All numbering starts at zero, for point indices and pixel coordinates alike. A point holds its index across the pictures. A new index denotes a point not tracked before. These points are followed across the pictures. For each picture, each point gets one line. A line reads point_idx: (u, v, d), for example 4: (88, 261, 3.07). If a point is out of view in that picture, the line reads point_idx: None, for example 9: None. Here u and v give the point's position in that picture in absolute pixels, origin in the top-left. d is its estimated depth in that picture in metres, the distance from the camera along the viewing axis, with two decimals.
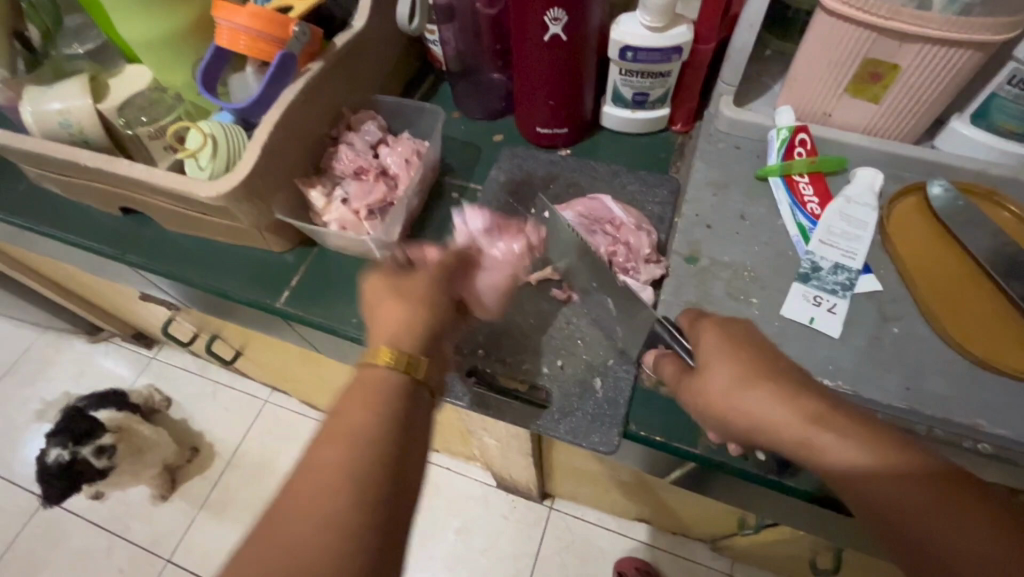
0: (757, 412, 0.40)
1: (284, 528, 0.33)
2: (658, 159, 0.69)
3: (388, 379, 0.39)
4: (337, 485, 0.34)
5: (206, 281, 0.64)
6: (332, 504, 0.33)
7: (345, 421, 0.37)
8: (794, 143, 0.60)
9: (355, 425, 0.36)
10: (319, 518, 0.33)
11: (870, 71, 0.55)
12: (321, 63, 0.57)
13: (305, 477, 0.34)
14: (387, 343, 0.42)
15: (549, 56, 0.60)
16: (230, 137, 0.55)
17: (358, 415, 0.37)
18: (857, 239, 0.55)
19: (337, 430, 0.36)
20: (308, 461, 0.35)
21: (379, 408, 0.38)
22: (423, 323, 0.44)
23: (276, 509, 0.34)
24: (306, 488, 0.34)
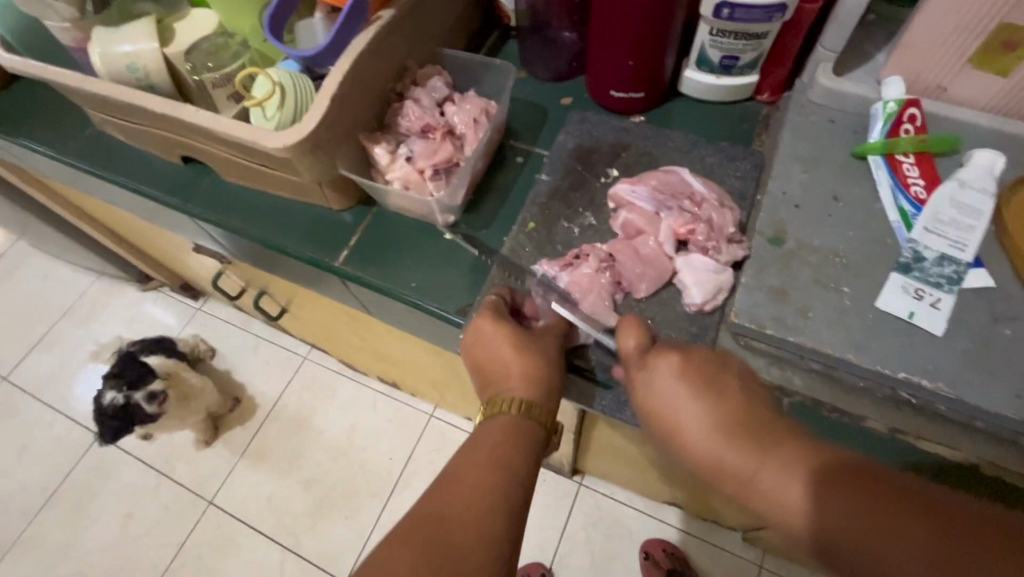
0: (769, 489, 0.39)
1: (437, 530, 0.37)
2: (740, 131, 0.64)
3: (527, 426, 0.44)
4: (490, 508, 0.38)
5: (264, 236, 0.64)
6: (488, 522, 0.38)
7: (493, 451, 0.41)
8: (902, 118, 0.54)
9: (505, 461, 0.41)
10: (471, 530, 0.37)
11: (1003, 39, 0.49)
12: (392, 10, 0.54)
13: (452, 488, 0.39)
14: (524, 388, 0.45)
15: (634, 11, 0.55)
16: (298, 88, 0.53)
17: (507, 452, 0.41)
18: (968, 229, 0.49)
19: (483, 455, 0.41)
20: (461, 478, 0.40)
21: (522, 450, 0.42)
22: (552, 376, 0.47)
23: (430, 510, 0.38)
24: (457, 497, 0.39)
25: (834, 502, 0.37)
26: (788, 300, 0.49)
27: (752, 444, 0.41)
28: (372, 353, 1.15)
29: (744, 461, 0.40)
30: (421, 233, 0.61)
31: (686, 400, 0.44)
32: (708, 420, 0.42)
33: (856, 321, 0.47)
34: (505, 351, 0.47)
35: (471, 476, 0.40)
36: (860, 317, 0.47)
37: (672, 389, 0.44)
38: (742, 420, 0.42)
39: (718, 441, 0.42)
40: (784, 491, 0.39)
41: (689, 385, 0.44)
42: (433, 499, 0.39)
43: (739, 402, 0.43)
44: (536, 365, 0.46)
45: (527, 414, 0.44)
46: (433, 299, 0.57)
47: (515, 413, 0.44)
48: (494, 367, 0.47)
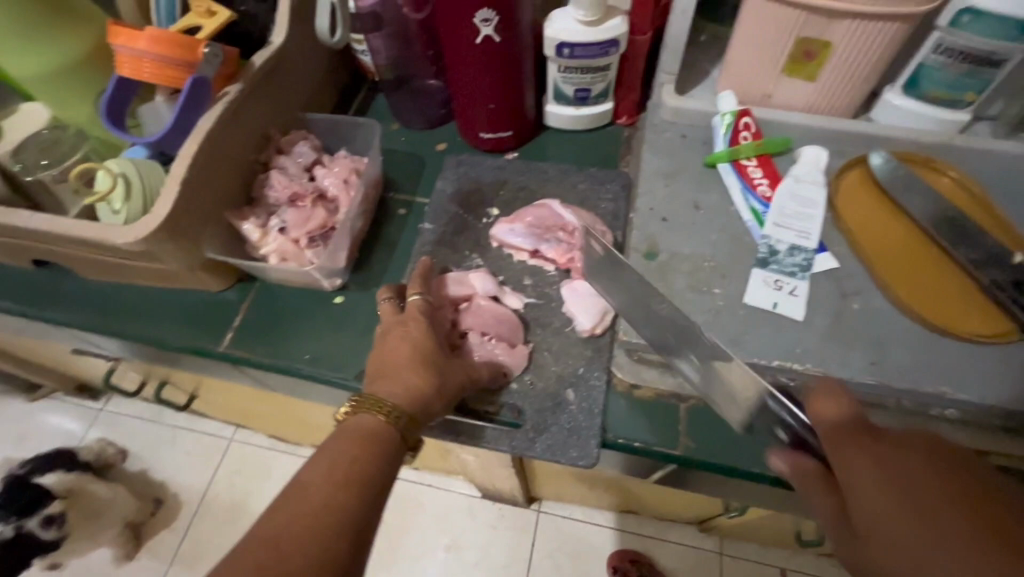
0: None
1: (270, 551, 0.33)
2: (607, 154, 0.67)
3: (388, 438, 0.41)
4: (331, 530, 0.35)
5: (140, 332, 0.59)
6: (327, 542, 0.35)
7: (344, 465, 0.38)
8: (739, 127, 0.59)
9: (357, 474, 0.38)
10: (301, 551, 0.34)
11: (804, 49, 0.55)
12: (239, 85, 0.53)
13: (290, 502, 0.36)
14: (398, 398, 0.42)
15: (484, 59, 0.57)
16: (145, 175, 0.50)
17: (359, 465, 0.39)
18: (810, 219, 0.55)
19: (335, 462, 0.38)
20: (307, 494, 0.36)
21: (378, 462, 0.40)
22: (434, 394, 0.44)
23: (269, 536, 0.34)
24: (295, 509, 0.36)
25: None
26: None
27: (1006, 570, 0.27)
28: (298, 424, 1.08)
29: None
30: (310, 301, 0.59)
31: (908, 510, 0.30)
32: (954, 534, 0.29)
33: (730, 319, 0.51)
34: (407, 355, 0.45)
35: (315, 492, 0.36)
36: (734, 314, 0.51)
37: (874, 503, 0.31)
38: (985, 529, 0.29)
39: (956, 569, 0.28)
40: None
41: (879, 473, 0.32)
42: (274, 518, 0.35)
43: (983, 520, 0.29)
44: (426, 383, 0.44)
45: (392, 426, 0.41)
46: (332, 367, 0.55)
47: (381, 418, 0.41)
48: (385, 369, 0.45)
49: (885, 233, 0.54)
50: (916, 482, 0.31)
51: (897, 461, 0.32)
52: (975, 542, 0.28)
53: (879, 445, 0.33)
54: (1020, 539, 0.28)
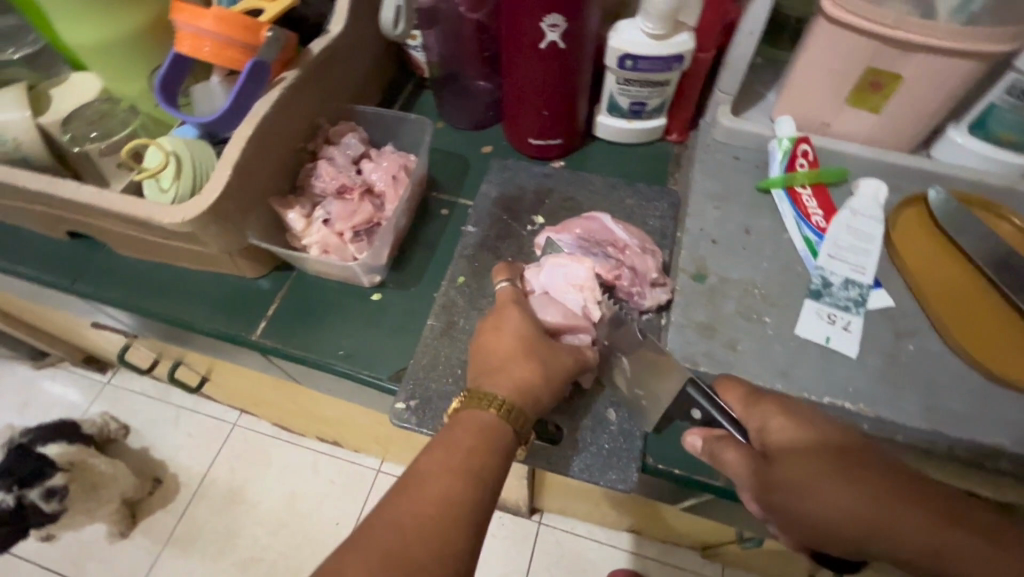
0: (834, 503, 0.36)
1: (395, 538, 0.33)
2: (655, 170, 0.66)
3: (502, 437, 0.40)
4: (453, 529, 0.35)
5: (172, 313, 0.58)
6: (449, 536, 0.34)
7: (464, 458, 0.38)
8: (796, 153, 0.58)
9: (474, 466, 0.37)
10: (425, 543, 0.33)
11: (871, 80, 0.54)
12: (296, 71, 0.52)
13: (411, 488, 0.36)
14: (509, 394, 0.41)
15: (544, 65, 0.56)
16: (197, 156, 0.49)
17: (476, 458, 0.38)
18: (865, 253, 0.54)
19: (454, 453, 0.38)
20: (428, 480, 0.36)
21: (493, 458, 0.39)
22: (544, 393, 0.43)
23: (398, 523, 0.34)
24: (417, 495, 0.35)
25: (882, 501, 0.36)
26: (715, 334, 0.50)
27: (869, 492, 0.36)
28: (307, 415, 1.07)
29: (852, 508, 0.36)
30: (346, 296, 0.58)
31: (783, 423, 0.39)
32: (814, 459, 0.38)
33: (780, 350, 0.49)
34: (510, 346, 0.45)
35: (441, 483, 0.36)
36: (784, 346, 0.50)
37: (798, 457, 0.38)
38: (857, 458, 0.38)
39: (836, 491, 0.37)
40: (891, 521, 0.36)
41: (770, 425, 0.40)
42: (400, 508, 0.35)
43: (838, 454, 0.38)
44: (535, 380, 0.43)
45: (507, 421, 0.40)
46: (365, 365, 0.54)
47: (493, 413, 0.40)
48: (493, 360, 0.44)
49: (941, 274, 0.53)
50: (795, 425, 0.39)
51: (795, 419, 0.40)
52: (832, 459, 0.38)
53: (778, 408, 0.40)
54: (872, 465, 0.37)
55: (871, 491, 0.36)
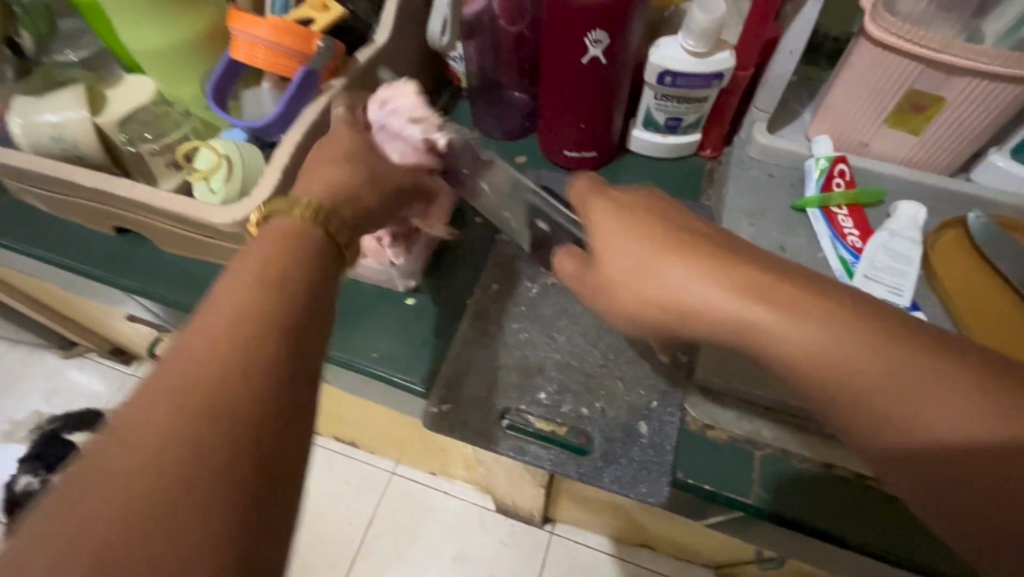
0: (726, 307, 0.34)
1: (77, 533, 0.23)
2: (688, 185, 0.66)
3: (289, 310, 0.31)
4: (195, 481, 0.25)
5: None
6: (179, 491, 0.25)
7: (263, 301, 0.31)
8: (833, 173, 0.58)
9: (214, 397, 0.27)
10: (145, 501, 0.24)
11: (913, 102, 0.54)
12: (343, 79, 0.53)
13: (112, 448, 0.26)
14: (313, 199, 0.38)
15: (584, 79, 0.57)
16: (246, 158, 0.51)
17: (224, 370, 0.28)
18: (902, 275, 0.53)
19: (166, 378, 0.28)
20: (140, 423, 0.26)
21: (242, 367, 0.28)
22: (352, 194, 0.40)
23: (169, 410, 0.26)
24: (129, 446, 0.26)
25: (835, 325, 0.32)
26: None
27: (826, 323, 0.32)
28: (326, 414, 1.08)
29: (850, 357, 0.31)
30: (380, 299, 0.59)
31: (642, 240, 0.38)
32: (725, 284, 0.35)
33: None
34: (337, 164, 0.42)
35: (224, 361, 0.28)
36: None
37: (687, 269, 0.36)
38: (861, 309, 0.32)
39: (824, 342, 0.32)
40: (854, 363, 0.31)
41: (698, 253, 0.36)
42: (196, 398, 0.27)
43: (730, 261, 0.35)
44: (348, 184, 0.40)
45: (321, 227, 0.37)
46: (398, 368, 0.55)
47: (298, 219, 0.36)
48: (305, 176, 0.41)
49: (982, 299, 0.52)
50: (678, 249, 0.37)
51: (671, 238, 0.38)
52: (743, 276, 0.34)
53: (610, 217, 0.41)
54: (774, 272, 0.34)
55: (871, 324, 0.31)
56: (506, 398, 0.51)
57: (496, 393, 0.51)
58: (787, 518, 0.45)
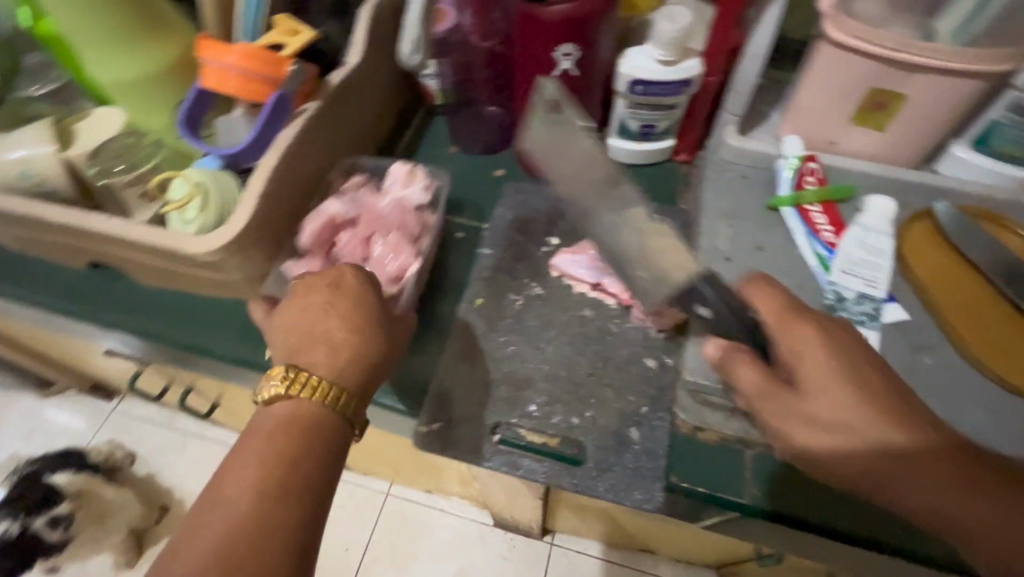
0: (839, 418, 0.40)
1: None
2: (664, 191, 0.67)
3: (311, 456, 0.39)
4: None
5: (192, 342, 0.58)
6: None
7: (296, 473, 0.38)
8: (804, 171, 0.60)
9: (250, 532, 0.36)
10: None
11: (875, 100, 0.56)
12: (317, 102, 0.53)
13: (174, 556, 0.35)
14: (331, 373, 0.43)
15: (556, 91, 0.58)
16: (221, 186, 0.50)
17: (261, 507, 0.36)
18: (877, 268, 0.55)
19: (213, 503, 0.37)
20: (194, 543, 0.36)
21: (281, 507, 0.37)
22: (360, 351, 0.44)
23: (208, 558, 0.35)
24: (184, 560, 0.35)
25: (910, 448, 0.38)
26: None
27: (898, 447, 0.38)
28: None
29: (868, 451, 0.39)
30: None
31: (798, 339, 0.42)
32: (840, 375, 0.40)
33: None
34: (339, 301, 0.46)
35: (270, 524, 0.36)
36: None
37: (812, 351, 0.41)
38: (886, 402, 0.40)
39: (855, 422, 0.39)
40: (916, 471, 0.38)
41: (825, 342, 0.42)
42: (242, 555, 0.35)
43: (859, 379, 0.40)
44: (354, 348, 0.44)
45: (340, 411, 0.42)
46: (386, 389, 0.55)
47: (299, 396, 0.41)
48: (294, 311, 0.46)
49: (955, 288, 0.53)
50: (828, 344, 0.42)
51: (816, 327, 0.42)
52: (858, 387, 0.40)
53: (799, 324, 0.42)
54: (876, 386, 0.40)
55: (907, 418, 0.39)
56: (497, 413, 0.51)
57: (487, 408, 0.51)
58: (779, 514, 0.46)
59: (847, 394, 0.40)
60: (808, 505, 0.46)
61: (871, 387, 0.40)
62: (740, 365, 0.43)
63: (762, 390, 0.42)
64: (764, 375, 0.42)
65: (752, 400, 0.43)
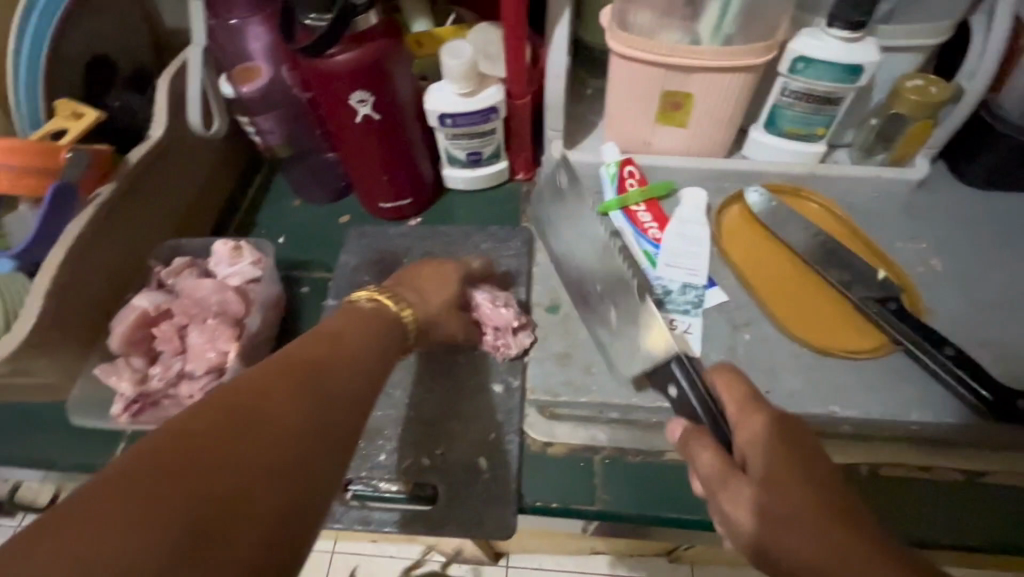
0: (777, 510, 0.35)
1: (175, 459, 0.26)
2: (508, 211, 0.69)
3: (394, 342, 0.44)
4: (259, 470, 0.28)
5: (5, 455, 0.53)
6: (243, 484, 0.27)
7: (312, 385, 0.34)
8: (623, 176, 0.62)
9: (338, 401, 0.35)
10: (185, 497, 0.25)
11: (670, 101, 0.59)
12: (111, 185, 0.51)
13: (199, 417, 0.29)
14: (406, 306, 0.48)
15: (368, 135, 0.58)
16: (11, 290, 0.48)
17: (344, 372, 0.37)
18: (696, 256, 0.58)
19: (298, 367, 0.35)
20: (252, 401, 0.31)
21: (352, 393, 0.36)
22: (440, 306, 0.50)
23: (275, 395, 0.32)
24: (224, 419, 0.29)
25: (850, 546, 0.32)
26: (570, 363, 0.51)
27: (839, 545, 0.32)
28: None
29: (818, 547, 0.32)
30: None
31: (751, 422, 0.39)
32: (777, 458, 0.37)
33: None
34: (433, 283, 0.51)
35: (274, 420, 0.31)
36: None
37: (757, 435, 0.38)
38: (831, 505, 0.34)
39: (782, 513, 0.35)
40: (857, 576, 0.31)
41: (778, 423, 0.38)
42: (242, 433, 0.29)
43: (801, 467, 0.36)
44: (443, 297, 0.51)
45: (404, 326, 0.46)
46: None
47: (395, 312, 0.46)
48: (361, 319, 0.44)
49: (767, 264, 0.57)
50: (776, 424, 0.38)
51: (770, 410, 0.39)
52: (794, 475, 0.35)
53: (756, 411, 0.39)
54: (822, 479, 0.35)
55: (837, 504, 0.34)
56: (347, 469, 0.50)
57: None
58: (629, 516, 0.48)
59: (782, 489, 0.35)
60: (658, 498, 0.48)
61: (807, 474, 0.35)
62: (702, 447, 0.40)
63: (718, 478, 0.38)
64: (722, 458, 0.39)
65: (710, 488, 0.39)
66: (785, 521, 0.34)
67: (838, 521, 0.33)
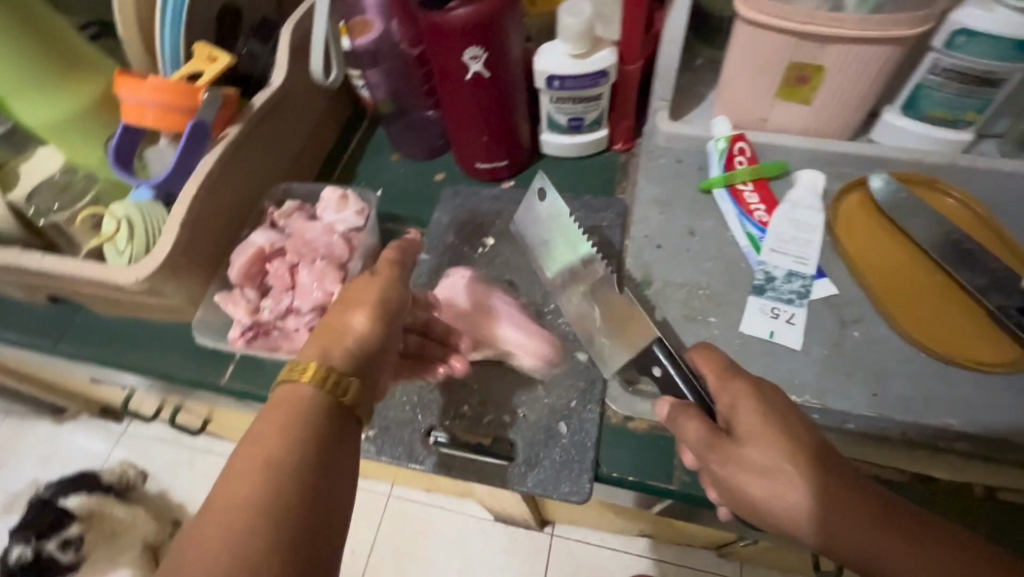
0: (788, 492, 0.36)
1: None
2: (603, 181, 0.67)
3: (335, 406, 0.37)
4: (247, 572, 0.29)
5: (136, 364, 0.59)
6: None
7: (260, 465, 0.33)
8: (733, 152, 0.59)
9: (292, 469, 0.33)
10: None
11: (796, 74, 0.54)
12: (238, 126, 0.54)
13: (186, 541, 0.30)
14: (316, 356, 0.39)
15: (474, 94, 0.58)
16: (150, 218, 0.53)
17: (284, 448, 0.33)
18: (806, 244, 0.54)
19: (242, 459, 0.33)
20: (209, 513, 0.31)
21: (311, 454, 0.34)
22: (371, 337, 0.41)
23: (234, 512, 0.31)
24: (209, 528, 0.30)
25: (871, 526, 0.34)
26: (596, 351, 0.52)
27: (862, 525, 0.34)
28: None
29: (854, 530, 0.35)
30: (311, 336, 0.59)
31: (729, 397, 0.40)
32: (766, 435, 0.37)
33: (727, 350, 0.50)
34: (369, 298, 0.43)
35: (231, 523, 0.30)
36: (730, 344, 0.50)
37: (748, 417, 0.38)
38: (841, 487, 0.36)
39: (796, 497, 0.36)
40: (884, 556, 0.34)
41: (754, 397, 0.39)
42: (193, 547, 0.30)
43: (793, 439, 0.37)
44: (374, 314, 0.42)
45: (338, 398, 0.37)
46: None
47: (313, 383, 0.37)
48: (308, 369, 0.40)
49: (886, 259, 0.53)
50: (756, 395, 0.39)
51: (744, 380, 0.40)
52: (788, 449, 0.37)
53: (730, 383, 0.40)
54: (818, 448, 0.37)
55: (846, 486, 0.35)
56: (431, 416, 0.52)
57: (421, 412, 0.52)
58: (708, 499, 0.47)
59: (786, 470, 0.36)
60: None
61: (809, 451, 0.37)
62: (688, 420, 0.41)
63: (707, 447, 0.40)
64: (708, 427, 0.40)
65: (700, 456, 0.40)
66: (804, 509, 0.36)
67: (854, 503, 0.35)
